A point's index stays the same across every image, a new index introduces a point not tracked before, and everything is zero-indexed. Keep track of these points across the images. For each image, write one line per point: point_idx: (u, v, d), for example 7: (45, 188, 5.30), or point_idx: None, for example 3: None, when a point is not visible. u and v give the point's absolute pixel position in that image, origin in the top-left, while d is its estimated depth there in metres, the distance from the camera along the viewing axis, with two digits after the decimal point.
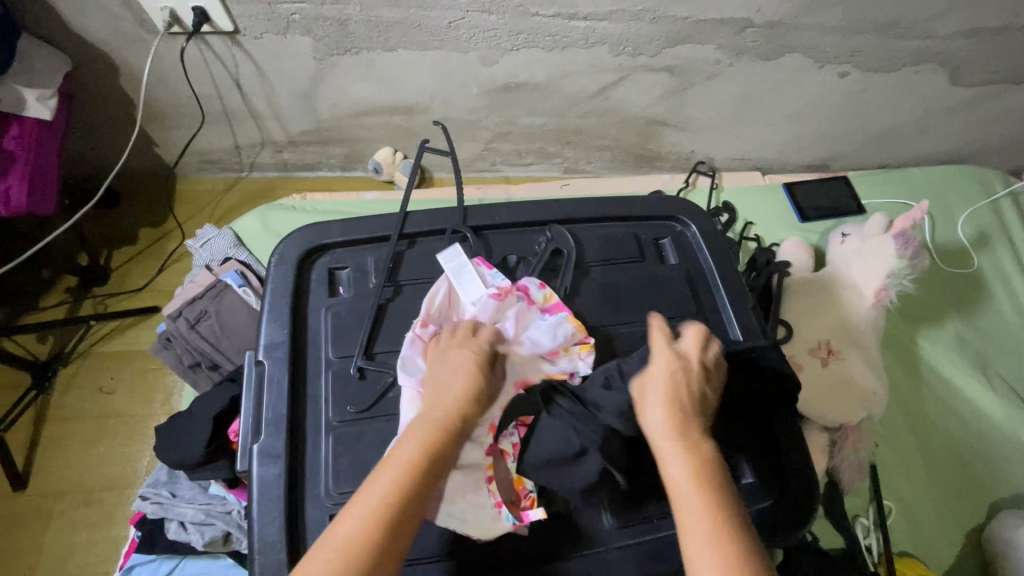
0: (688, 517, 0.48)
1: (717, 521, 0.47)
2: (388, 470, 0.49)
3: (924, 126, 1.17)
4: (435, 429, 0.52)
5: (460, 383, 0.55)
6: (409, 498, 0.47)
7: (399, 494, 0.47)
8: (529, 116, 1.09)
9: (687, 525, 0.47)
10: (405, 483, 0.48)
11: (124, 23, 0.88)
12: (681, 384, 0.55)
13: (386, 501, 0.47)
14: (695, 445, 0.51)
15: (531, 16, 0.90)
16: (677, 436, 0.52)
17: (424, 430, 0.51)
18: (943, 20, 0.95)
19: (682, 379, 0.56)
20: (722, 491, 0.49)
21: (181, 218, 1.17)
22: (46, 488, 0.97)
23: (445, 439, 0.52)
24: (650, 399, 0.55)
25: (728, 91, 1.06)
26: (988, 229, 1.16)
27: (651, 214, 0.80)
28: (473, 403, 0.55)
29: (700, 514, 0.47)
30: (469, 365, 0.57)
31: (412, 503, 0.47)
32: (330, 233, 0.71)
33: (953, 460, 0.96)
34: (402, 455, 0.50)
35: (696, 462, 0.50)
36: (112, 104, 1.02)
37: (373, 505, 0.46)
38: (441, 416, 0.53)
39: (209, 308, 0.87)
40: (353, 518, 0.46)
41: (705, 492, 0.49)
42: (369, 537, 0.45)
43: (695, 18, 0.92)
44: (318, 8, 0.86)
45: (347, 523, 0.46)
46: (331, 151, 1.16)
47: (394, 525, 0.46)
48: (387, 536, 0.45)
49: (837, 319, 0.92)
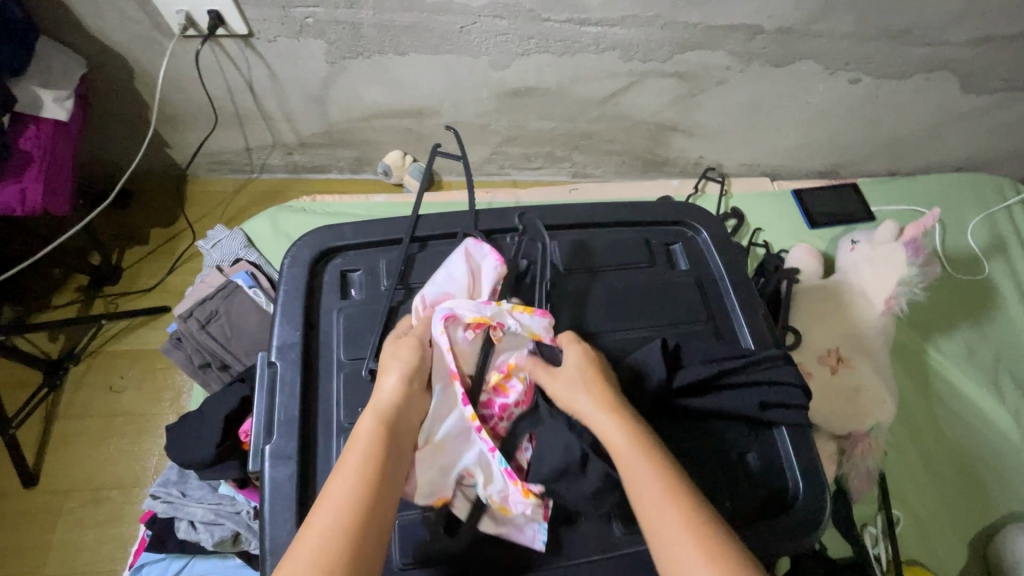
0: (636, 479, 0.49)
1: (662, 470, 0.49)
2: (342, 472, 0.49)
3: (935, 133, 1.17)
4: (378, 424, 0.53)
5: (391, 375, 0.57)
6: (371, 491, 0.48)
7: (359, 490, 0.47)
8: (539, 120, 1.10)
9: (639, 487, 0.49)
10: (365, 478, 0.48)
11: (140, 26, 0.89)
12: (590, 361, 0.60)
13: (349, 498, 0.47)
14: (619, 409, 0.55)
15: (542, 22, 0.90)
16: (604, 404, 0.55)
17: (369, 426, 0.52)
18: (956, 28, 0.94)
19: (590, 357, 0.60)
20: (655, 444, 0.52)
21: (192, 218, 1.18)
22: (56, 485, 0.97)
23: (389, 430, 0.53)
24: (564, 380, 0.58)
25: (738, 97, 1.06)
26: (999, 237, 1.15)
27: (662, 220, 0.80)
28: (407, 388, 0.56)
29: (645, 468, 0.50)
30: (394, 355, 0.59)
31: (376, 495, 0.48)
32: (342, 236, 0.72)
33: (963, 470, 0.95)
34: (353, 454, 0.50)
35: (627, 422, 0.54)
36: (128, 106, 1.03)
37: (338, 506, 0.46)
38: (379, 409, 0.54)
39: (220, 309, 0.88)
40: (319, 522, 0.45)
41: (642, 448, 0.51)
42: (340, 535, 0.44)
43: (706, 24, 0.92)
44: (332, 12, 0.87)
45: (315, 531, 0.45)
46: (341, 154, 1.17)
47: (364, 520, 0.46)
48: (358, 531, 0.45)
49: (848, 326, 0.92)
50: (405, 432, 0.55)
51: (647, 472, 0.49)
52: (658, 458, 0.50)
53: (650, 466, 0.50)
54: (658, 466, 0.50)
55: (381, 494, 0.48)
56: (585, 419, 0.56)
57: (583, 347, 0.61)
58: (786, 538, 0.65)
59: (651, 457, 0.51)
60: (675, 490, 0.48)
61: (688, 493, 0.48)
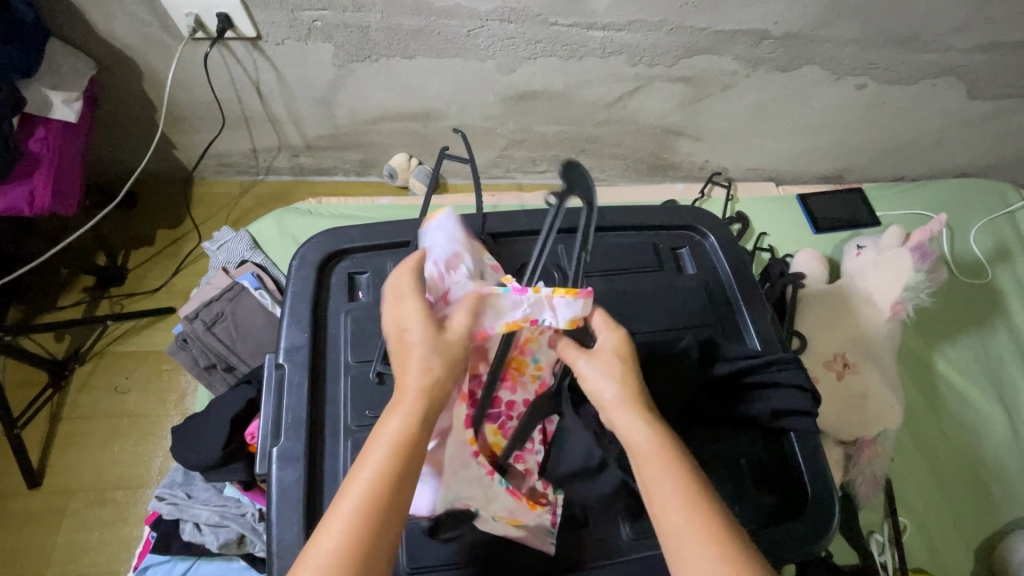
0: (658, 489, 0.44)
1: (692, 493, 0.44)
2: (363, 471, 0.42)
3: (941, 139, 1.17)
4: (410, 410, 0.44)
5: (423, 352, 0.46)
6: (393, 502, 0.41)
7: (382, 497, 0.41)
8: (545, 124, 1.10)
9: (660, 499, 0.44)
10: (390, 484, 0.41)
11: (149, 28, 0.89)
12: (626, 352, 0.52)
13: (369, 506, 0.40)
14: (649, 413, 0.48)
15: (549, 26, 0.90)
16: (634, 406, 0.48)
17: (398, 419, 0.43)
18: (963, 34, 0.94)
19: (626, 347, 0.52)
20: (685, 460, 0.46)
21: (198, 219, 1.18)
22: (60, 486, 0.97)
23: (421, 420, 0.44)
24: (593, 368, 0.51)
25: (744, 102, 1.06)
26: (1005, 243, 1.15)
27: (669, 224, 0.80)
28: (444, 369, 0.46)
29: (671, 487, 0.44)
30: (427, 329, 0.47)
31: (401, 502, 0.42)
32: (350, 238, 0.72)
33: (969, 478, 0.94)
34: (376, 452, 0.43)
35: (658, 431, 0.47)
36: (136, 108, 1.03)
37: (356, 514, 0.40)
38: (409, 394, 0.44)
39: (226, 311, 0.88)
40: (335, 530, 0.39)
41: (672, 463, 0.45)
42: (356, 550, 0.39)
43: (713, 29, 0.92)
44: (340, 15, 0.87)
45: (329, 538, 0.39)
46: (347, 156, 1.17)
47: (383, 533, 0.40)
48: (376, 542, 0.40)
49: (855, 332, 0.92)
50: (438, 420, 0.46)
51: (672, 493, 0.44)
52: (689, 477, 0.45)
53: (678, 487, 0.44)
54: (686, 486, 0.44)
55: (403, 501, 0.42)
56: (610, 417, 0.49)
57: (621, 334, 0.53)
58: (793, 544, 0.64)
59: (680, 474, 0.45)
60: (701, 516, 0.43)
61: (717, 522, 0.43)
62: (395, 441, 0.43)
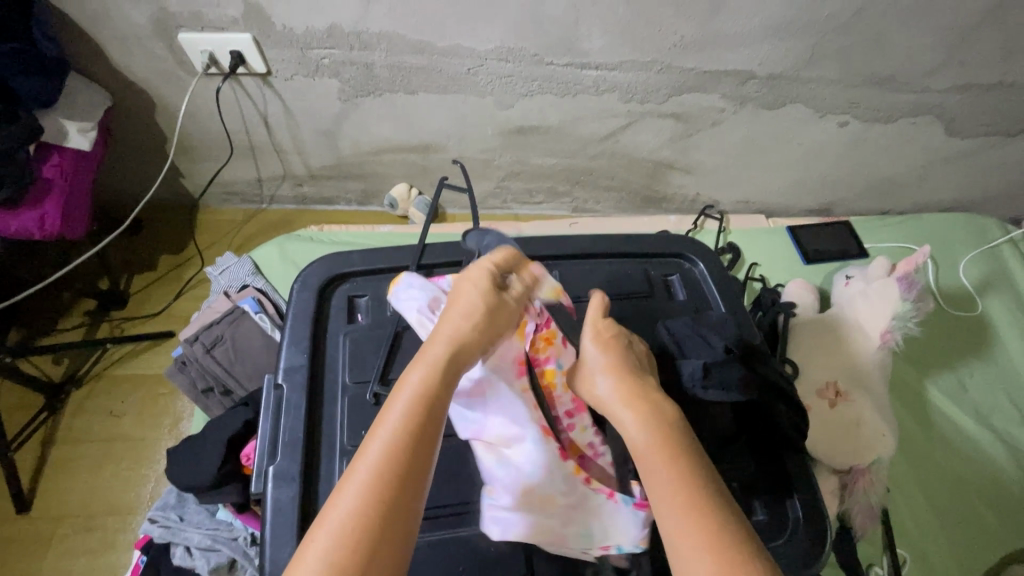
0: (656, 483, 0.45)
1: (688, 482, 0.45)
2: (385, 424, 0.44)
3: (923, 174, 1.21)
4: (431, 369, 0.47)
5: (471, 317, 0.51)
6: (408, 463, 0.42)
7: (401, 451, 0.42)
8: (540, 157, 1.14)
9: (658, 493, 0.45)
10: (402, 440, 0.43)
11: (165, 63, 0.93)
12: (609, 350, 0.55)
13: (388, 461, 0.42)
14: (645, 404, 0.51)
15: (545, 65, 0.95)
16: (627, 401, 0.51)
17: (428, 367, 0.47)
18: (936, 76, 1.00)
19: (610, 345, 0.56)
20: (684, 449, 0.47)
21: (201, 245, 1.21)
22: (49, 511, 0.96)
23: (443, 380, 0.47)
24: (594, 378, 0.54)
25: (732, 138, 1.11)
26: (989, 275, 1.18)
27: (661, 252, 0.83)
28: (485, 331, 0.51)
29: (668, 479, 0.45)
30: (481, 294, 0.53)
31: (415, 458, 0.42)
32: (351, 262, 0.74)
33: (966, 511, 0.93)
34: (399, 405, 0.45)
35: (653, 423, 0.49)
36: (147, 138, 1.07)
37: (374, 467, 0.41)
38: (442, 345, 0.49)
39: (225, 334, 0.89)
40: (354, 485, 0.41)
41: (667, 453, 0.47)
42: (373, 505, 0.40)
43: (700, 70, 0.97)
44: (348, 53, 0.92)
45: (348, 496, 0.40)
46: (349, 186, 1.21)
47: (404, 487, 0.41)
48: (395, 498, 0.41)
49: (845, 361, 0.93)
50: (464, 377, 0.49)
51: (668, 487, 0.45)
52: (684, 466, 0.46)
53: (674, 477, 0.45)
54: (682, 474, 0.45)
55: (422, 458, 0.43)
56: (612, 416, 0.52)
57: (597, 331, 0.57)
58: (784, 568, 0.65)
59: (678, 467, 0.46)
60: (697, 505, 0.43)
61: (716, 513, 0.43)
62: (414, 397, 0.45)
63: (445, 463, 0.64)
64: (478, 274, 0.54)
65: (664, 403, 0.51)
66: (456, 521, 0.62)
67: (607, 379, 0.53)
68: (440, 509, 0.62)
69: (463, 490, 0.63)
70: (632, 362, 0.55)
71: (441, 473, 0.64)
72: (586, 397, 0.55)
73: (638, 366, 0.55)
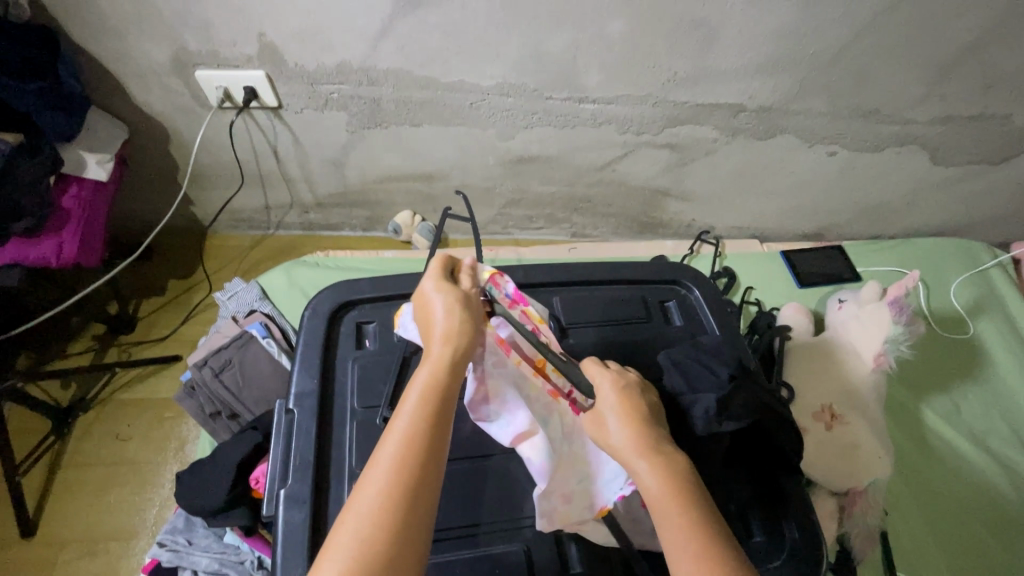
0: (670, 527, 0.48)
1: (700, 530, 0.47)
2: (390, 435, 0.47)
3: (911, 200, 1.25)
4: (434, 364, 0.51)
5: (446, 319, 0.53)
6: (421, 452, 0.47)
7: (407, 459, 0.46)
8: (541, 185, 1.18)
9: (671, 535, 0.48)
10: (415, 433, 0.47)
11: (181, 98, 0.98)
12: (623, 396, 0.57)
13: (395, 469, 0.45)
14: (657, 453, 0.52)
15: (545, 100, 1.00)
16: (641, 450, 0.52)
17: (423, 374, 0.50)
18: (919, 108, 1.04)
19: (624, 391, 0.58)
20: (695, 500, 0.49)
21: (209, 270, 1.23)
22: (53, 536, 0.97)
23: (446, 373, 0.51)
24: (608, 421, 0.56)
25: (725, 166, 1.15)
26: (980, 298, 1.21)
27: (658, 279, 0.86)
28: (464, 329, 0.53)
29: (679, 531, 0.47)
30: (447, 294, 0.54)
31: (427, 447, 0.47)
32: (359, 289, 0.76)
33: (963, 534, 0.94)
34: (400, 415, 0.49)
35: (667, 472, 0.51)
36: (160, 167, 1.11)
37: (383, 479, 0.45)
38: (437, 342, 0.52)
39: (234, 358, 0.92)
40: (368, 497, 0.44)
41: (678, 506, 0.49)
42: (384, 513, 0.44)
43: (693, 103, 1.01)
44: (356, 88, 0.96)
45: (369, 484, 0.45)
46: (354, 213, 1.24)
47: (413, 493, 0.45)
48: (406, 503, 0.44)
49: (841, 384, 0.95)
50: (462, 377, 0.52)
51: (681, 533, 0.47)
52: (696, 515, 0.48)
53: (684, 529, 0.47)
54: (690, 523, 0.47)
55: (429, 463, 0.47)
56: (625, 463, 0.53)
57: (612, 378, 0.59)
58: None
59: (690, 515, 0.48)
60: (706, 555, 0.46)
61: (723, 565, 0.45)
62: (422, 390, 0.49)
63: (451, 486, 0.65)
64: (434, 277, 0.56)
65: (678, 452, 0.53)
66: (461, 544, 0.63)
67: (622, 425, 0.55)
68: (445, 532, 0.63)
69: (469, 513, 0.64)
70: (644, 406, 0.57)
71: (447, 496, 0.65)
72: (598, 441, 0.56)
73: (648, 410, 0.57)
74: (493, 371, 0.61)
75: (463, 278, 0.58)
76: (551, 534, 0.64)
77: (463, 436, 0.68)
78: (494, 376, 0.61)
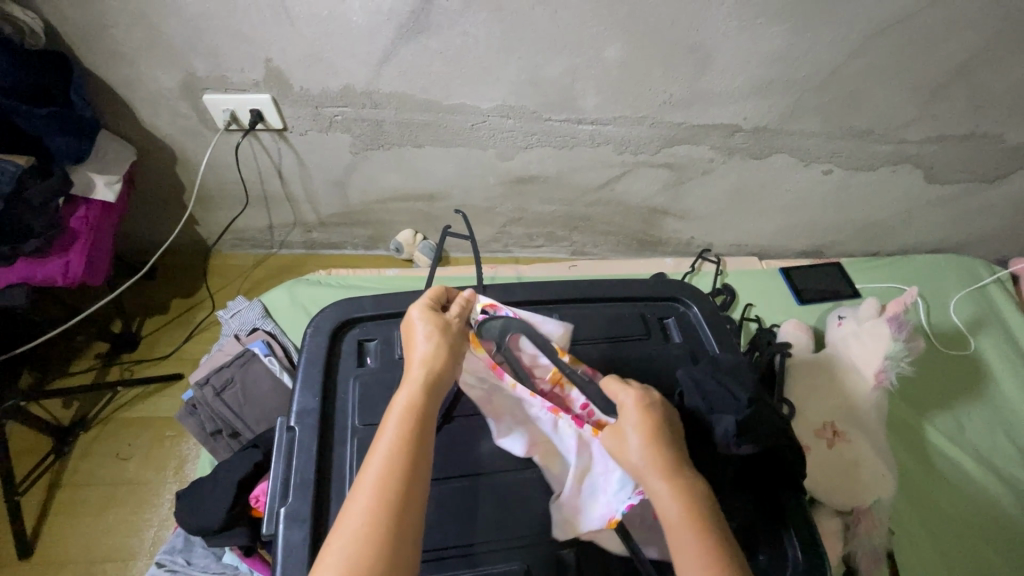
0: (683, 550, 0.49)
1: (714, 555, 0.48)
2: (376, 452, 0.49)
3: (907, 218, 1.27)
4: (413, 387, 0.53)
5: (424, 345, 0.56)
6: (405, 471, 0.48)
7: (390, 477, 0.47)
8: (540, 205, 1.20)
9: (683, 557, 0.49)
10: (399, 453, 0.49)
11: (188, 121, 1.00)
12: (647, 416, 0.57)
13: (382, 485, 0.47)
14: (676, 475, 0.53)
15: (544, 121, 1.02)
16: (663, 473, 0.53)
17: (402, 395, 0.52)
18: (911, 128, 1.06)
19: (648, 409, 0.57)
20: (711, 525, 0.50)
21: (213, 289, 1.25)
22: (51, 557, 0.96)
23: (425, 395, 0.53)
24: (626, 438, 0.55)
25: (722, 184, 1.17)
26: (979, 315, 1.21)
27: (656, 296, 0.87)
28: (440, 352, 0.56)
29: (694, 556, 0.48)
30: (428, 323, 0.58)
31: (411, 466, 0.48)
32: (361, 307, 0.77)
33: (971, 555, 0.93)
34: (385, 436, 0.50)
35: (685, 496, 0.51)
36: (166, 188, 1.13)
37: (370, 499, 0.46)
38: (416, 368, 0.55)
39: (235, 376, 0.92)
40: (357, 513, 0.45)
41: (695, 529, 0.50)
42: (373, 532, 0.45)
43: (690, 124, 1.03)
44: (359, 111, 0.99)
45: (358, 504, 0.46)
46: (357, 232, 1.26)
47: (399, 510, 0.46)
48: (393, 519, 0.46)
49: (842, 401, 0.95)
50: (439, 397, 0.54)
51: (694, 557, 0.48)
52: (710, 539, 0.49)
53: (697, 553, 0.48)
54: (702, 546, 0.49)
55: (413, 482, 0.48)
56: (643, 483, 0.53)
57: (636, 398, 0.58)
58: None
59: (704, 540, 0.49)
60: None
61: None
62: (404, 412, 0.51)
63: (450, 504, 0.65)
64: (418, 309, 0.59)
65: (694, 475, 0.54)
66: (461, 564, 0.63)
67: (640, 444, 0.55)
68: (445, 551, 0.63)
69: (468, 532, 0.64)
70: (665, 428, 0.57)
71: (446, 514, 0.65)
72: (615, 456, 0.56)
73: (668, 431, 0.57)
74: (489, 396, 0.68)
75: (453, 308, 0.61)
76: (552, 552, 0.64)
77: (462, 453, 0.68)
78: (499, 396, 0.68)
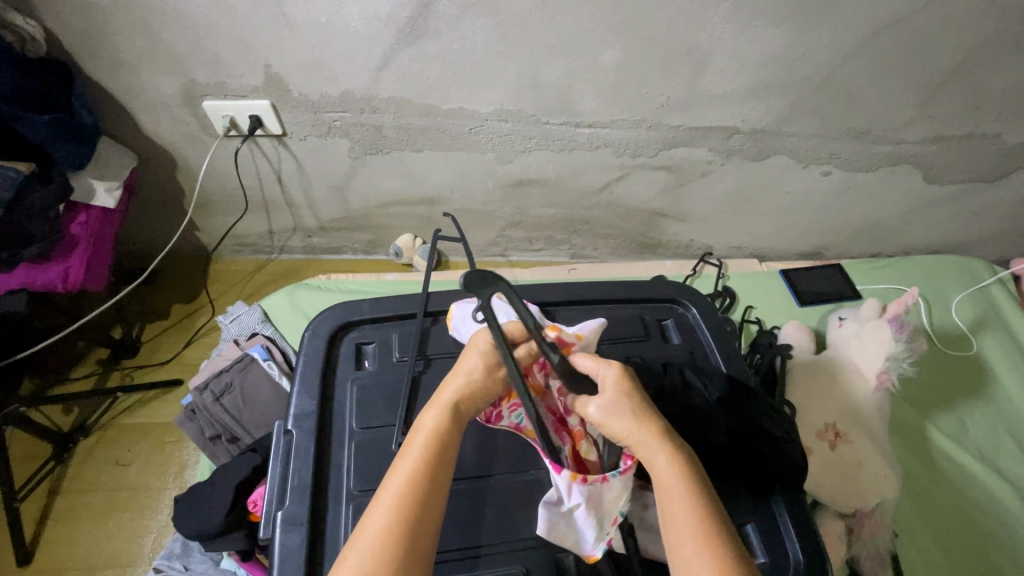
0: (677, 508, 0.49)
1: (705, 516, 0.49)
2: (397, 471, 0.49)
3: (908, 219, 1.26)
4: (444, 410, 0.52)
5: (470, 369, 0.55)
6: (427, 493, 0.48)
7: (408, 497, 0.47)
8: (540, 208, 1.20)
9: (677, 517, 0.49)
10: (420, 475, 0.48)
11: (189, 127, 1.01)
12: (628, 382, 0.55)
13: (400, 505, 0.47)
14: (669, 440, 0.52)
15: (543, 124, 1.02)
16: (652, 434, 0.52)
17: (432, 417, 0.51)
18: (910, 129, 1.06)
19: (627, 376, 0.56)
20: (698, 487, 0.50)
21: (213, 294, 1.25)
22: (50, 563, 0.96)
23: (453, 420, 0.52)
24: (605, 406, 0.54)
25: (721, 186, 1.17)
26: (981, 315, 1.21)
27: (654, 298, 0.86)
28: (483, 385, 0.54)
29: (683, 512, 0.49)
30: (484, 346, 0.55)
31: (435, 488, 0.48)
32: (360, 310, 0.77)
33: (974, 557, 0.92)
34: (406, 458, 0.50)
35: (677, 459, 0.51)
36: (167, 194, 1.13)
37: (387, 516, 0.46)
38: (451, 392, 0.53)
39: (234, 381, 0.92)
40: (371, 531, 0.45)
41: (687, 486, 0.50)
42: (391, 549, 0.45)
43: (688, 126, 1.04)
44: (358, 116, 0.99)
45: (374, 522, 0.46)
46: (356, 237, 1.26)
47: (415, 528, 0.46)
48: (408, 542, 0.45)
49: (844, 402, 0.94)
50: (465, 425, 0.53)
51: (686, 518, 0.48)
52: (701, 503, 0.49)
53: (688, 514, 0.49)
54: (699, 512, 0.49)
55: (430, 511, 0.48)
56: (632, 445, 0.53)
57: (619, 367, 0.56)
58: None
59: (694, 503, 0.49)
60: (708, 539, 0.47)
61: (730, 552, 0.47)
62: (428, 435, 0.51)
63: (448, 508, 0.65)
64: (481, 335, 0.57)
65: (682, 442, 0.54)
66: (460, 567, 0.62)
67: (625, 405, 0.54)
68: (444, 555, 0.62)
69: (467, 535, 0.64)
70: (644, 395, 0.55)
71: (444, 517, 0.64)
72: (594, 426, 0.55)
73: (649, 398, 0.56)
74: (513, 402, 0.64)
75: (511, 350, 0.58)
76: (551, 554, 0.63)
77: (461, 457, 0.68)
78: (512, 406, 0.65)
